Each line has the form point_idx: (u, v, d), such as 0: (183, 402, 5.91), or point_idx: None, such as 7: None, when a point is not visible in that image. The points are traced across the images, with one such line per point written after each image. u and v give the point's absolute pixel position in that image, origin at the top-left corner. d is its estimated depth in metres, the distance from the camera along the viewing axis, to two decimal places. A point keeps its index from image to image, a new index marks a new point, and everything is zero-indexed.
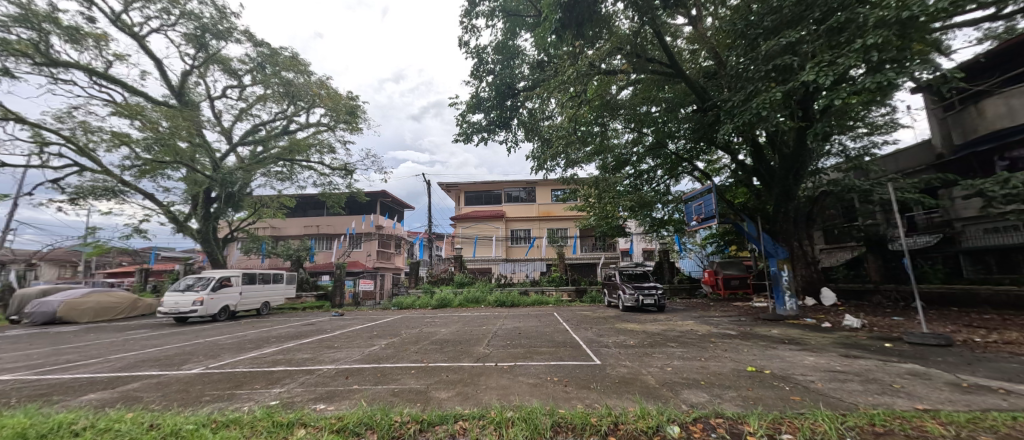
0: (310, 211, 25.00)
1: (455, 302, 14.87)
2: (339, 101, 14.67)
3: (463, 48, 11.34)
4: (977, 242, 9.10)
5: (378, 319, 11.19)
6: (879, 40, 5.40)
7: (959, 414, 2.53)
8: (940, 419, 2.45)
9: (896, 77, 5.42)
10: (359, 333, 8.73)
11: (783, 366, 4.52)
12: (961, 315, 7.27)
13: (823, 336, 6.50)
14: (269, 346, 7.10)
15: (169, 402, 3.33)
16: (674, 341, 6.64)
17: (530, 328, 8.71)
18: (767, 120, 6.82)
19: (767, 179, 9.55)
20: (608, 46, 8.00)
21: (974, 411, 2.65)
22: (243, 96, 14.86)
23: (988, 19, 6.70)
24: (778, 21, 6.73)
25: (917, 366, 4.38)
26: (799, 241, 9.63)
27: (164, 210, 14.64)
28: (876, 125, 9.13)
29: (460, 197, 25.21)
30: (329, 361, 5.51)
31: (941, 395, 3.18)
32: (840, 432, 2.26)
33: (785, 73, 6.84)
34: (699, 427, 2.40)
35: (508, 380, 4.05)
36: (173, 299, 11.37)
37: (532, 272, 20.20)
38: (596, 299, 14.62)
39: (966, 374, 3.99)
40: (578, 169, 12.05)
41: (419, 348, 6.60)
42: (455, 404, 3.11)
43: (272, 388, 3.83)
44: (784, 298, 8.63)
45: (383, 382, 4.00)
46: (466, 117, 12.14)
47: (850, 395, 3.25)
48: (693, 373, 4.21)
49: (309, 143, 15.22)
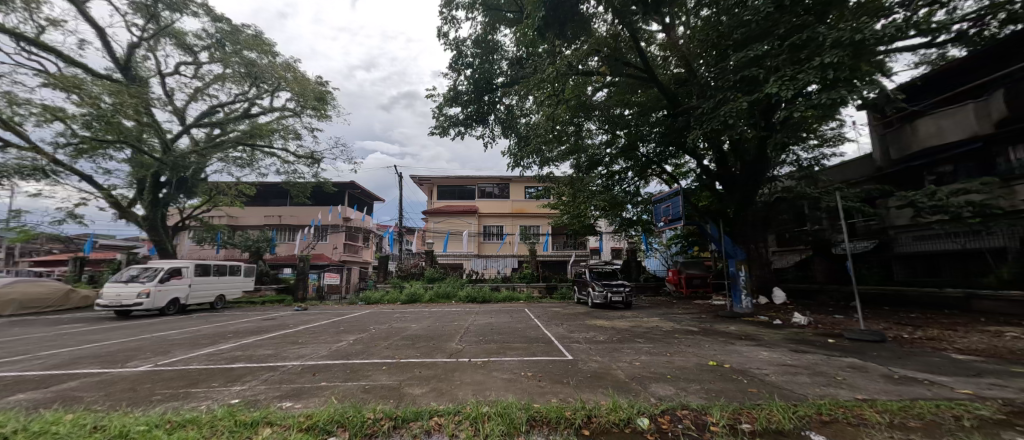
0: (272, 201, 23.81)
1: (424, 298, 14.60)
2: (306, 86, 13.83)
3: (442, 39, 11.01)
4: (908, 249, 10.08)
5: (345, 314, 10.80)
6: (835, 60, 5.86)
7: (893, 403, 2.83)
8: (877, 408, 2.74)
9: (848, 95, 5.93)
10: (326, 329, 8.41)
11: (742, 360, 4.84)
12: (892, 313, 8.07)
13: (775, 332, 7.03)
14: (227, 342, 6.70)
15: (114, 402, 3.05)
16: (642, 337, 6.92)
17: (502, 323, 8.75)
18: (733, 128, 7.26)
19: (729, 184, 10.11)
20: (587, 47, 8.14)
21: (906, 401, 2.98)
22: (198, 75, 13.65)
23: (923, 46, 7.40)
24: (747, 35, 7.19)
25: (857, 360, 4.83)
26: (757, 243, 10.29)
27: (104, 194, 13.40)
28: (825, 138, 9.87)
29: (432, 190, 24.76)
30: (294, 358, 5.29)
31: (877, 386, 3.53)
32: (791, 421, 2.47)
33: (750, 85, 7.34)
34: (667, 418, 2.54)
35: (483, 375, 4.05)
36: (114, 290, 10.37)
37: (504, 268, 20.27)
38: (566, 296, 15.05)
39: (897, 367, 4.45)
40: (553, 167, 12.08)
41: (390, 345, 6.47)
42: (430, 400, 3.08)
43: (231, 386, 3.61)
44: (741, 297, 9.20)
45: (353, 379, 3.89)
46: (443, 110, 11.84)
47: (800, 387, 3.54)
48: (661, 368, 4.41)
49: (272, 128, 14.25)
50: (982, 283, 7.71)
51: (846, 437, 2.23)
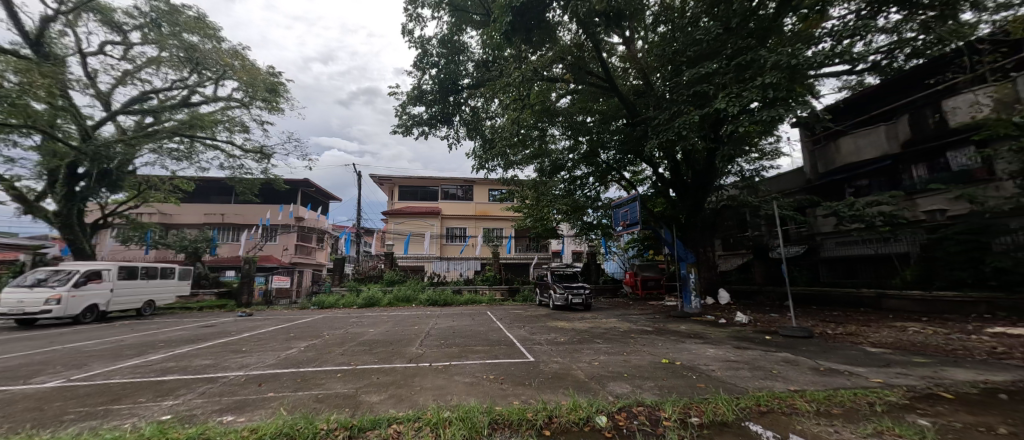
0: (214, 198, 21.96)
1: (383, 301, 14.11)
2: (256, 76, 12.97)
3: (406, 36, 10.74)
4: (832, 253, 11.29)
5: (295, 319, 10.17)
6: (773, 81, 6.42)
7: (819, 393, 3.13)
8: (806, 398, 3.02)
9: (784, 113, 6.51)
10: (273, 336, 7.86)
11: (691, 357, 5.14)
12: (819, 311, 8.95)
13: (721, 331, 7.54)
14: (156, 353, 6.04)
15: (13, 425, 2.64)
16: (600, 338, 7.14)
17: (463, 327, 8.65)
18: (686, 140, 7.71)
19: (681, 191, 10.74)
20: (552, 54, 8.30)
21: (830, 391, 3.31)
22: (129, 57, 12.31)
23: (845, 73, 8.31)
24: (699, 53, 7.68)
25: (789, 354, 5.30)
26: (706, 247, 11.00)
27: (5, 186, 11.65)
28: (765, 151, 10.78)
29: (393, 190, 24.09)
30: (237, 367, 4.89)
31: (807, 378, 3.90)
32: (734, 413, 2.67)
33: (701, 99, 7.84)
34: (624, 415, 2.64)
35: (444, 380, 3.98)
36: (15, 296, 9.06)
37: (467, 271, 20.10)
38: (528, 298, 15.18)
39: (822, 360, 4.94)
40: (517, 170, 12.16)
41: (345, 351, 6.18)
42: (389, 407, 2.98)
43: (162, 401, 3.26)
44: (691, 297, 9.75)
45: (305, 388, 3.67)
46: (406, 108, 11.56)
47: (742, 380, 3.82)
48: (618, 367, 4.57)
49: (215, 119, 13.18)
50: (891, 283, 8.78)
51: (781, 426, 2.45)
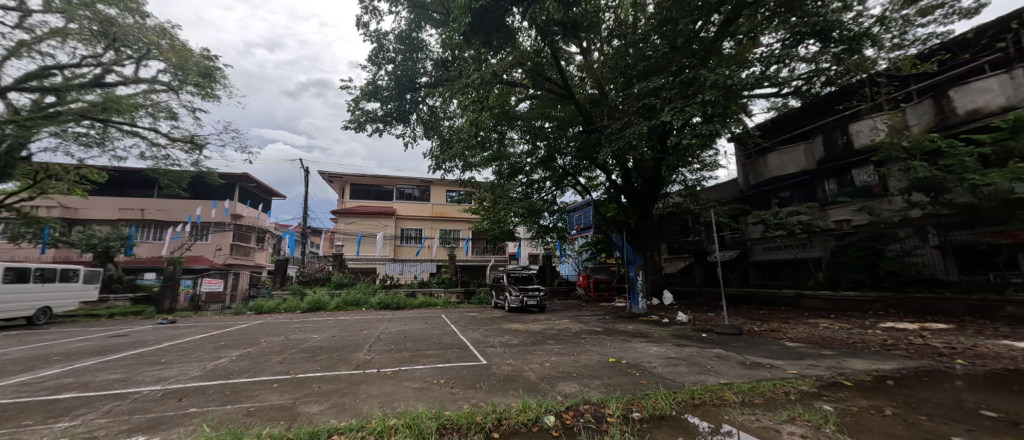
0: (131, 191, 19.58)
1: (330, 305, 13.33)
2: (187, 58, 11.75)
3: (361, 29, 10.32)
4: (760, 257, 12.45)
5: (228, 326, 9.30)
6: (712, 98, 6.94)
7: (745, 386, 3.43)
8: (734, 390, 3.29)
9: (721, 128, 7.07)
10: (200, 345, 7.12)
11: (637, 356, 5.38)
12: (749, 310, 9.82)
13: (665, 330, 8.00)
14: (48, 368, 5.20)
15: None
16: (553, 339, 7.27)
17: (415, 330, 8.39)
18: (636, 149, 8.11)
19: (632, 198, 11.29)
20: (512, 59, 8.38)
21: (755, 383, 3.63)
22: (25, 26, 10.62)
23: (773, 95, 9.22)
24: (648, 67, 8.13)
25: (723, 350, 5.74)
26: (653, 251, 11.62)
27: None
28: (706, 163, 11.68)
29: (343, 188, 22.98)
30: (154, 381, 4.36)
31: (736, 371, 4.25)
32: (672, 407, 2.84)
33: (650, 112, 8.31)
34: (571, 414, 2.70)
35: (392, 386, 3.83)
36: None
37: (421, 273, 19.62)
38: (484, 301, 15.11)
39: (751, 354, 5.41)
40: (475, 172, 12.10)
41: (283, 359, 5.75)
42: (329, 417, 2.80)
43: (54, 423, 2.81)
44: (639, 298, 10.19)
45: (235, 401, 3.35)
46: (359, 104, 11.09)
47: (680, 376, 4.07)
48: (568, 367, 4.67)
49: (136, 103, 11.75)
50: (809, 284, 9.85)
51: (713, 417, 2.65)
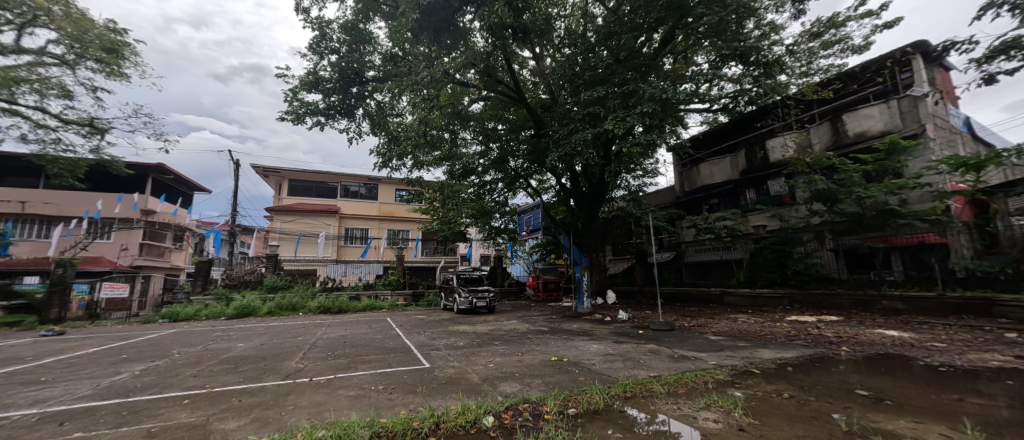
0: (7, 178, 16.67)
1: (262, 311, 12.29)
2: (87, 29, 10.11)
3: (301, 14, 9.65)
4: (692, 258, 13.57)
5: (132, 336, 8.18)
6: (649, 110, 7.47)
7: (672, 377, 3.71)
8: (662, 382, 3.54)
9: (657, 138, 7.62)
10: (92, 360, 6.16)
11: (578, 353, 5.59)
12: (682, 307, 10.63)
13: (606, 327, 8.40)
14: None
15: None
16: (499, 340, 7.31)
17: (356, 335, 7.99)
18: (582, 154, 8.46)
19: (580, 201, 11.75)
20: (463, 59, 8.35)
21: (681, 374, 3.95)
22: None
23: (705, 111, 10.10)
24: (595, 77, 8.53)
25: (656, 345, 6.16)
26: (599, 252, 12.18)
27: None
28: (648, 171, 12.53)
29: (281, 184, 21.35)
30: (28, 404, 3.70)
31: (666, 364, 4.58)
32: (605, 401, 2.99)
33: (596, 119, 8.73)
34: (509, 413, 2.74)
35: (324, 395, 3.61)
36: None
37: (366, 274, 18.80)
38: (433, 303, 14.80)
39: (680, 348, 5.86)
40: (426, 171, 11.84)
41: (198, 371, 5.18)
42: (249, 433, 2.58)
43: None
44: (583, 298, 10.56)
45: (134, 422, 2.96)
46: (298, 94, 10.37)
47: (615, 371, 4.30)
48: (511, 367, 4.72)
49: (16, 76, 9.92)
50: (733, 283, 10.90)
51: (642, 408, 2.83)
